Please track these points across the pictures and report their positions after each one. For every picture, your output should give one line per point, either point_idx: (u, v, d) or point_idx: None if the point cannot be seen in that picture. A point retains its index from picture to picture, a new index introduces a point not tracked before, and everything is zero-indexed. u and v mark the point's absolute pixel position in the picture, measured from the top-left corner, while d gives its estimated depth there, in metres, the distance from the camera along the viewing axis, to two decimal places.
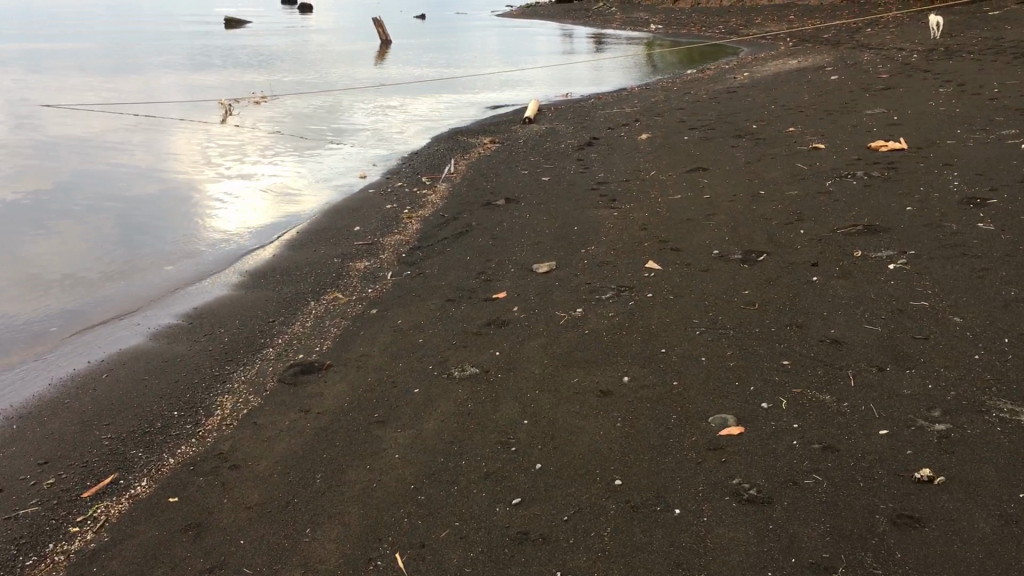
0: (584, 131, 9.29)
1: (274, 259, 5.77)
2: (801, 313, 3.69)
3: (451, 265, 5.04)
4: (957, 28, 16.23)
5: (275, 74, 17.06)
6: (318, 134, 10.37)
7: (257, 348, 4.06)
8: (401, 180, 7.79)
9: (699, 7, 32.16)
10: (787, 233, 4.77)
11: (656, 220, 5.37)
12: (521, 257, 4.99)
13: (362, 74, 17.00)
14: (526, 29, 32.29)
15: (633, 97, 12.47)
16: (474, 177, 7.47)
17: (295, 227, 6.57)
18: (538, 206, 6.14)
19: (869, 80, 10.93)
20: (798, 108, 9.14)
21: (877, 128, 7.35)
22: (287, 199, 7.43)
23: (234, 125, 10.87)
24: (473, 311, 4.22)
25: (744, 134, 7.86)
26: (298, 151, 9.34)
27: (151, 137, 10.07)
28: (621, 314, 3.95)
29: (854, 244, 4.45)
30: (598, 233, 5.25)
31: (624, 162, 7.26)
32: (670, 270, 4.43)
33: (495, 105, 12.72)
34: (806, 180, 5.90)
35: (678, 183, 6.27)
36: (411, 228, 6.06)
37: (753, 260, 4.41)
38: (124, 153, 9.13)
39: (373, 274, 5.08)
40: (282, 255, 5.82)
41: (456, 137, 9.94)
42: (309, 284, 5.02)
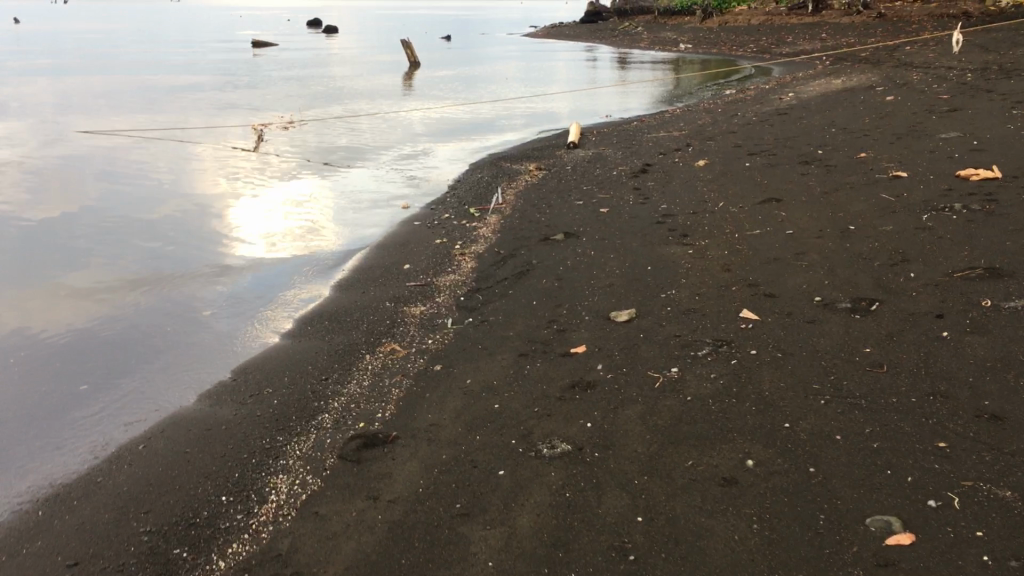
0: (634, 157, 8.84)
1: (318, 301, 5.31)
2: (940, 379, 3.18)
3: (518, 312, 4.58)
4: (1006, 46, 15.69)
5: (305, 104, 16.76)
6: (353, 167, 9.99)
7: (310, 414, 3.60)
8: (448, 211, 7.35)
9: (728, 26, 31.73)
10: (895, 277, 4.27)
11: (739, 259, 4.89)
12: (595, 303, 4.52)
13: (393, 103, 16.69)
14: (553, 50, 31.96)
15: (677, 119, 12.00)
16: (525, 208, 7.02)
17: (336, 265, 6.13)
18: (601, 242, 5.68)
19: (929, 100, 10.40)
20: (862, 131, 8.63)
21: (958, 154, 6.82)
22: (322, 236, 6.99)
23: (268, 159, 10.50)
24: (551, 370, 3.75)
25: (812, 160, 7.37)
26: (334, 186, 8.95)
27: (183, 173, 9.72)
28: (725, 376, 3.46)
29: (979, 291, 3.93)
30: (676, 275, 4.77)
31: (687, 192, 6.79)
32: (771, 321, 3.94)
33: (535, 132, 12.31)
34: (897, 213, 5.39)
35: (753, 216, 5.78)
36: (466, 266, 5.61)
37: (865, 310, 3.90)
38: (157, 192, 8.78)
39: (431, 321, 4.63)
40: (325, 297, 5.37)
41: (498, 163, 9.51)
42: (361, 332, 4.57)
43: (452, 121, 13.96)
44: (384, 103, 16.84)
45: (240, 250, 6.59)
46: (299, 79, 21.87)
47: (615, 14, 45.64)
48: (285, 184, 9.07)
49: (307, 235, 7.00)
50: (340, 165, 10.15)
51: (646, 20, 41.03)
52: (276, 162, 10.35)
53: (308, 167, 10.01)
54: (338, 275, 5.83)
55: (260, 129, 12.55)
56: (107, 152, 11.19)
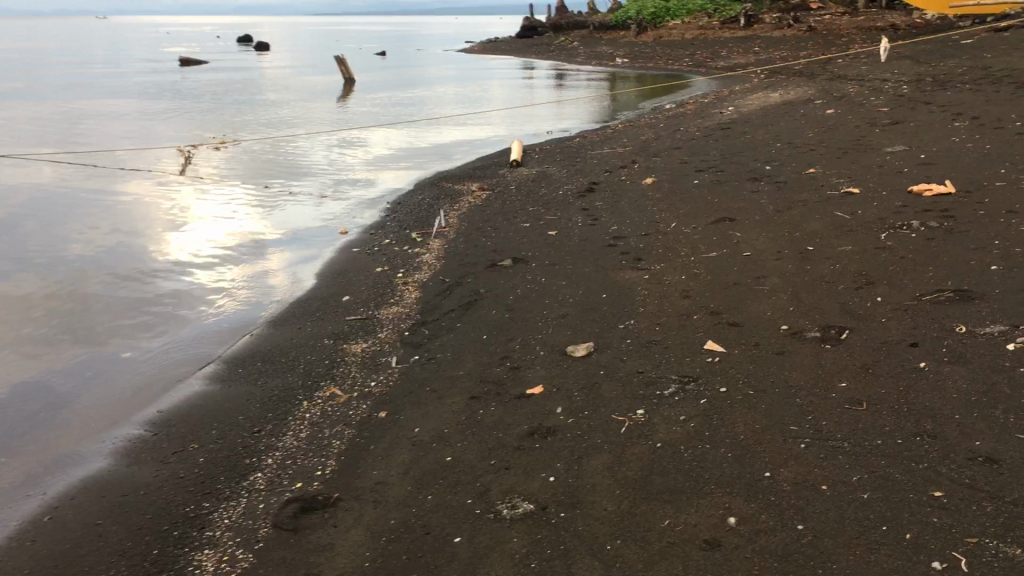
0: (579, 175, 8.62)
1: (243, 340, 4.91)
2: (925, 416, 2.97)
3: (467, 347, 4.29)
4: (936, 58, 15.94)
5: (237, 125, 16.24)
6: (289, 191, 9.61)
7: (242, 476, 3.27)
8: (388, 236, 7.03)
9: (662, 41, 31.94)
10: (862, 301, 4.08)
11: (697, 285, 4.67)
12: (549, 337, 4.25)
13: (328, 124, 16.30)
14: (490, 66, 31.81)
15: (620, 134, 11.85)
16: (469, 232, 6.74)
17: (266, 300, 5.72)
18: (551, 268, 5.42)
19: (870, 113, 10.40)
20: (807, 145, 8.54)
21: (907, 169, 6.72)
22: (254, 268, 6.60)
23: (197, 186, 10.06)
24: (506, 415, 3.46)
25: (761, 176, 7.24)
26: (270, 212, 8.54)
27: (108, 204, 9.24)
28: (695, 418, 3.21)
29: (952, 315, 3.75)
30: (633, 303, 4.53)
31: (636, 212, 6.57)
32: (738, 354, 3.71)
33: (475, 152, 12.04)
34: (854, 231, 5.23)
35: (707, 238, 5.57)
36: (410, 296, 5.30)
37: (836, 340, 3.70)
38: (79, 226, 8.31)
39: (375, 359, 4.32)
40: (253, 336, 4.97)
41: (439, 183, 9.22)
42: (298, 375, 4.23)
43: (390, 142, 13.64)
44: (319, 123, 16.42)
45: (164, 288, 6.16)
46: (231, 99, 21.34)
47: (551, 29, 45.72)
48: (216, 212, 8.65)
49: (238, 268, 6.60)
50: (275, 189, 9.77)
51: (581, 35, 41.14)
52: (208, 188, 9.95)
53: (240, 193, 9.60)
54: (268, 312, 5.43)
55: (188, 153, 12.05)
56: (25, 183, 10.62)
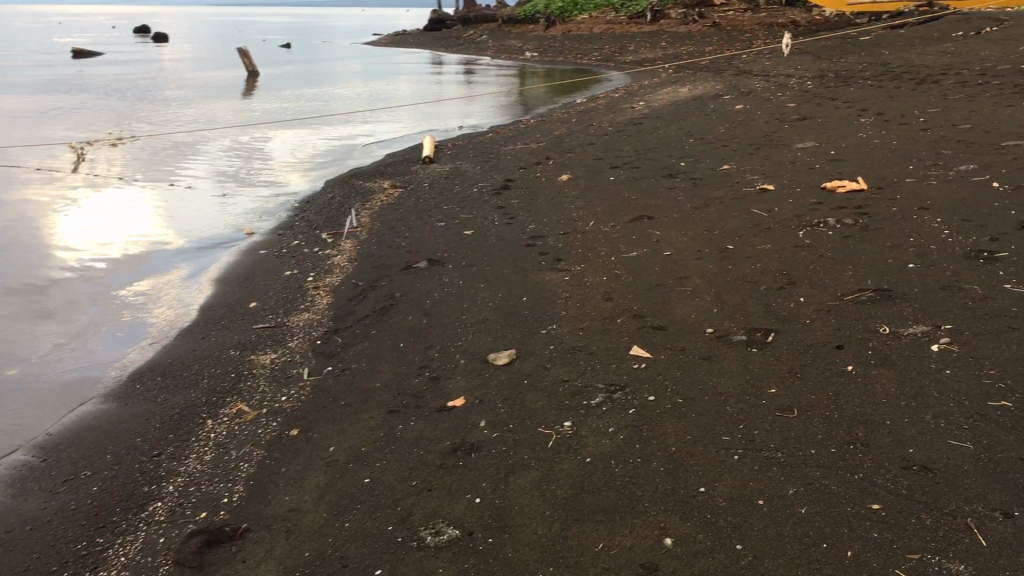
0: (493, 172, 8.47)
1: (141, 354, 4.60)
2: (857, 422, 2.91)
3: (383, 356, 4.09)
4: (837, 54, 16.31)
5: (134, 120, 15.56)
6: (192, 191, 9.21)
7: (140, 507, 3.02)
8: (297, 237, 6.75)
9: (571, 35, 32.01)
10: (786, 302, 4.03)
11: (619, 288, 4.56)
12: (470, 343, 4.09)
13: (231, 119, 15.77)
14: (398, 59, 31.39)
15: (533, 130, 11.74)
16: (382, 232, 6.52)
17: (168, 309, 5.39)
18: (469, 269, 5.25)
19: (778, 108, 10.52)
20: (720, 141, 8.57)
21: (819, 165, 6.77)
22: (156, 275, 6.24)
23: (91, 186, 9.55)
24: (426, 430, 3.28)
25: (676, 173, 7.20)
26: (174, 214, 8.15)
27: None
28: (624, 429, 3.09)
29: (875, 315, 3.73)
30: (555, 307, 4.40)
31: (553, 210, 6.46)
32: (664, 359, 3.61)
33: (385, 148, 11.77)
34: (773, 229, 5.22)
35: (626, 237, 5.49)
36: (322, 302, 5.06)
37: (762, 342, 3.63)
38: None
39: (285, 371, 4.08)
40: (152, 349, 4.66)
41: (350, 181, 8.94)
42: (201, 390, 3.96)
43: (297, 138, 13.25)
44: (222, 118, 15.87)
45: (58, 298, 5.79)
46: (128, 93, 20.52)
47: (459, 22, 45.42)
48: (116, 214, 8.22)
49: (138, 276, 6.23)
50: (177, 189, 9.36)
51: (489, 28, 40.96)
52: (103, 188, 9.45)
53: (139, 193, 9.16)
54: (169, 322, 5.10)
55: (82, 150, 11.47)
56: None
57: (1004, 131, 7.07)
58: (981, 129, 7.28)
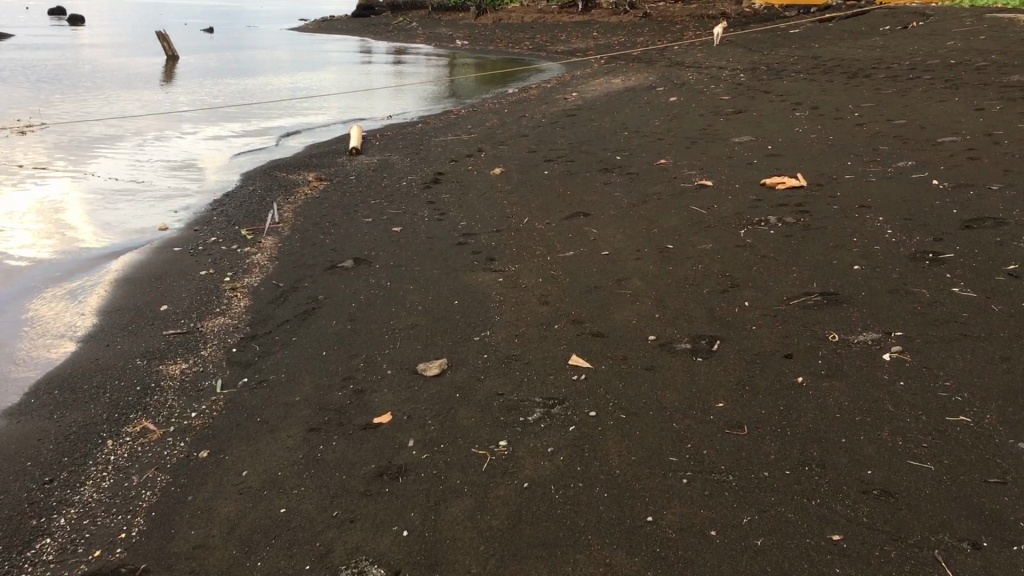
0: (423, 164, 8.18)
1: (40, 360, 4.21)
2: (811, 440, 2.73)
3: (304, 366, 3.80)
4: (767, 47, 16.36)
5: (46, 107, 14.81)
6: (106, 183, 8.72)
7: (25, 544, 2.69)
8: (215, 233, 6.38)
9: (502, 24, 31.72)
10: (730, 307, 3.86)
11: (556, 291, 4.35)
12: (398, 353, 3.82)
13: (150, 107, 15.16)
14: (326, 47, 30.73)
15: (465, 120, 11.45)
16: (306, 228, 6.20)
17: (71, 311, 4.98)
18: (397, 270, 4.98)
19: (712, 101, 10.43)
20: (655, 134, 8.42)
21: (756, 160, 6.65)
22: (60, 273, 5.80)
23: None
24: (349, 451, 3.01)
25: (612, 167, 7.02)
26: (83, 207, 7.69)
27: None
28: (565, 449, 2.87)
29: (823, 321, 3.57)
30: (489, 311, 4.16)
31: (486, 206, 6.21)
32: (606, 370, 3.40)
33: (312, 138, 11.37)
34: (713, 228, 5.05)
35: (562, 235, 5.27)
36: (239, 305, 4.73)
37: (707, 352, 3.44)
38: None
39: (197, 383, 3.76)
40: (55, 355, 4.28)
41: (273, 173, 8.56)
42: (103, 406, 3.61)
43: (220, 128, 12.73)
44: (140, 106, 15.21)
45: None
46: (41, 77, 19.63)
47: (388, 9, 44.73)
48: (20, 208, 7.70)
49: (39, 274, 5.79)
50: (90, 180, 8.85)
51: (419, 16, 40.41)
52: (8, 178, 8.90)
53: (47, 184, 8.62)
54: (72, 325, 4.71)
55: None
56: None
57: (937, 127, 7.04)
58: (915, 125, 7.25)
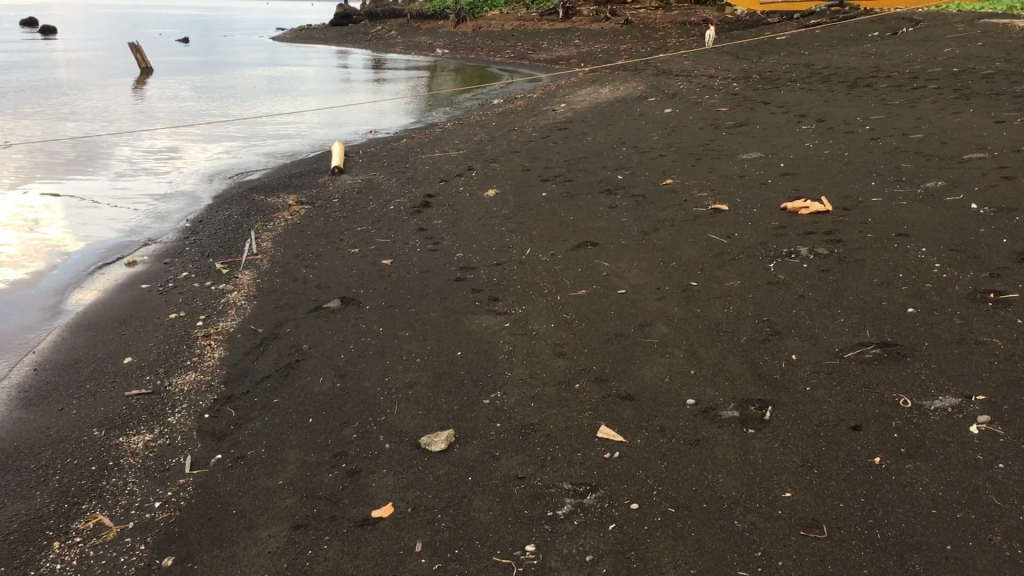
0: (410, 185, 7.67)
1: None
2: (909, 547, 2.24)
3: (287, 438, 3.27)
4: (755, 53, 15.95)
5: (12, 123, 14.15)
6: (76, 204, 8.17)
7: None
8: (186, 266, 5.84)
9: (481, 31, 31.19)
10: (775, 361, 3.38)
11: (572, 340, 3.85)
12: (397, 421, 3.31)
13: (122, 121, 14.56)
14: (303, 57, 30.11)
15: (451, 134, 10.96)
16: (286, 260, 5.67)
17: (7, 365, 4.41)
18: (389, 312, 4.46)
19: (710, 112, 9.98)
20: (656, 150, 7.95)
21: (771, 180, 6.19)
22: (22, 312, 5.28)
23: None
24: (344, 560, 2.50)
25: (615, 188, 6.55)
26: (44, 232, 7.12)
27: None
28: (607, 558, 2.37)
29: (888, 382, 3.09)
30: (498, 367, 3.65)
31: (482, 234, 5.70)
32: (644, 445, 2.90)
33: (291, 156, 10.82)
34: (738, 260, 4.58)
35: (570, 270, 4.78)
36: (212, 356, 4.19)
37: (760, 422, 2.95)
38: None
39: (163, 460, 3.23)
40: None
41: (251, 195, 8.02)
42: (51, 492, 3.08)
43: (193, 142, 12.14)
44: (111, 120, 14.58)
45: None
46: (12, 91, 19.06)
47: (366, 18, 44.16)
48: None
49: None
50: (58, 202, 8.29)
51: (397, 24, 39.85)
52: None
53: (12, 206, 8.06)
54: (4, 387, 4.12)
55: None
56: None
57: (959, 142, 6.59)
58: (934, 140, 6.80)
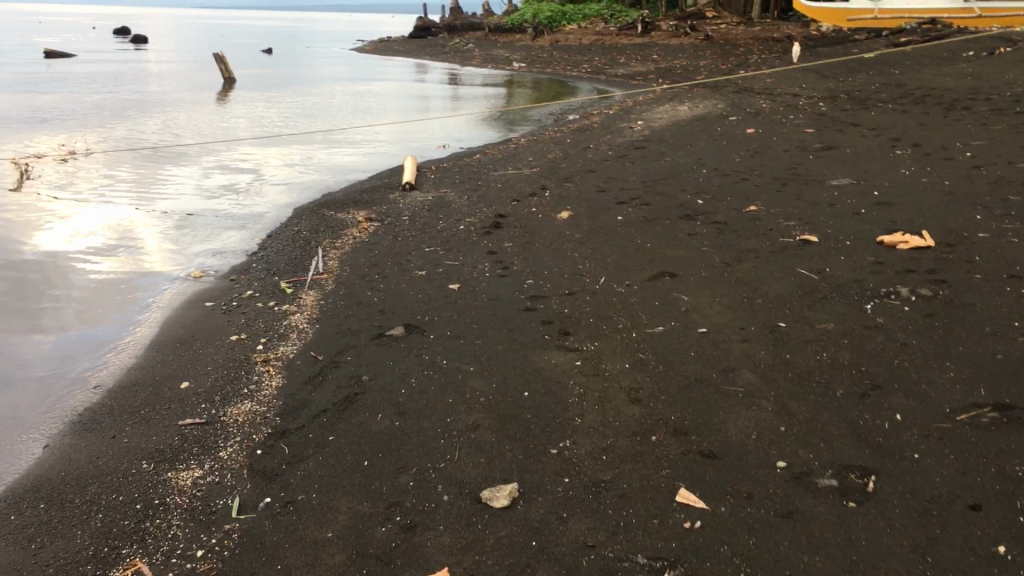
0: (482, 204, 7.46)
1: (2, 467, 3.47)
2: None
3: (340, 484, 3.05)
4: (843, 72, 15.40)
5: (94, 124, 14.36)
6: (159, 210, 8.20)
7: None
8: (251, 285, 5.72)
9: (559, 45, 30.99)
10: (878, 422, 3.04)
11: (649, 385, 3.56)
12: (458, 470, 3.06)
13: (200, 127, 14.68)
14: (380, 69, 30.28)
15: (525, 151, 10.73)
16: (352, 281, 5.49)
17: (84, 381, 4.35)
18: (455, 344, 4.23)
19: (795, 134, 9.56)
20: (738, 173, 7.59)
21: (865, 210, 5.80)
22: (104, 324, 5.22)
23: (41, 198, 8.54)
24: None
25: (695, 214, 6.23)
26: (128, 238, 7.13)
27: None
28: None
29: (1011, 452, 2.74)
30: (568, 413, 3.39)
31: (554, 259, 5.45)
32: (730, 517, 2.60)
33: (363, 169, 10.72)
34: (832, 300, 4.24)
35: (647, 304, 4.48)
36: (270, 385, 4.01)
37: (861, 496, 2.63)
38: None
39: (210, 502, 3.04)
40: (25, 457, 3.54)
41: (321, 210, 7.91)
42: (92, 532, 2.91)
43: (268, 150, 12.14)
44: (190, 126, 14.73)
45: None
46: (99, 96, 19.46)
47: (443, 29, 44.37)
48: (75, 235, 7.22)
49: (39, 329, 5.14)
50: (141, 208, 8.31)
51: (475, 36, 39.89)
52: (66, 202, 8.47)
53: (98, 211, 8.11)
54: (70, 406, 4.03)
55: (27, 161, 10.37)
56: None
57: None
58: None
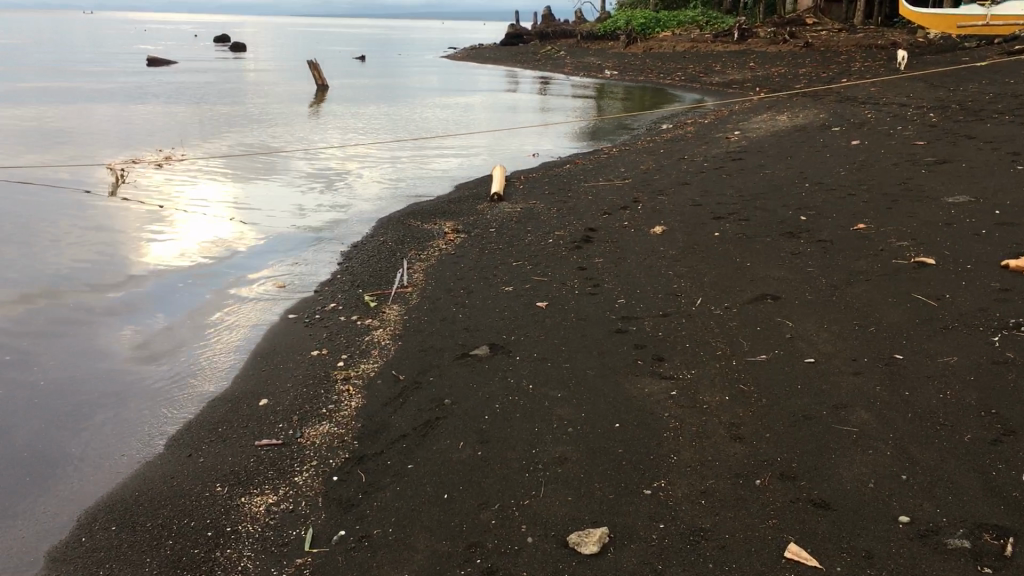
0: (572, 216, 7.25)
1: (78, 484, 3.41)
2: None
3: (418, 518, 2.87)
4: (953, 81, 14.68)
5: (192, 133, 14.67)
6: (254, 219, 8.25)
7: None
8: (335, 297, 5.62)
9: (653, 52, 30.54)
10: (1014, 473, 2.71)
11: (751, 420, 3.28)
12: (543, 508, 2.85)
13: (293, 135, 14.85)
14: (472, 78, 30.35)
15: (617, 162, 10.48)
16: (437, 295, 5.34)
17: (177, 391, 4.32)
18: (543, 367, 4.02)
19: (905, 146, 9.06)
20: (843, 188, 7.20)
21: (987, 230, 5.38)
22: (199, 333, 5.21)
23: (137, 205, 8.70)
24: None
25: (798, 231, 5.90)
26: (224, 247, 7.18)
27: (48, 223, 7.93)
28: None
29: None
30: (663, 449, 3.14)
31: (648, 278, 5.20)
32: None
33: (452, 179, 10.63)
34: (954, 330, 3.88)
35: (749, 329, 4.20)
36: (350, 405, 3.87)
37: (999, 560, 2.32)
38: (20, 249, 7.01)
39: (283, 533, 2.89)
40: (104, 474, 3.48)
41: (408, 221, 7.81)
42: (161, 560, 2.79)
43: (358, 159, 12.17)
44: (284, 134, 14.92)
45: (14, 361, 4.70)
46: (200, 105, 19.94)
47: (535, 37, 44.29)
48: (171, 242, 7.30)
49: (120, 336, 5.13)
50: (234, 216, 8.38)
51: (567, 44, 39.68)
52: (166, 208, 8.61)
53: (192, 218, 8.21)
54: (159, 418, 4.00)
55: (122, 167, 10.63)
56: None
57: None
58: None
